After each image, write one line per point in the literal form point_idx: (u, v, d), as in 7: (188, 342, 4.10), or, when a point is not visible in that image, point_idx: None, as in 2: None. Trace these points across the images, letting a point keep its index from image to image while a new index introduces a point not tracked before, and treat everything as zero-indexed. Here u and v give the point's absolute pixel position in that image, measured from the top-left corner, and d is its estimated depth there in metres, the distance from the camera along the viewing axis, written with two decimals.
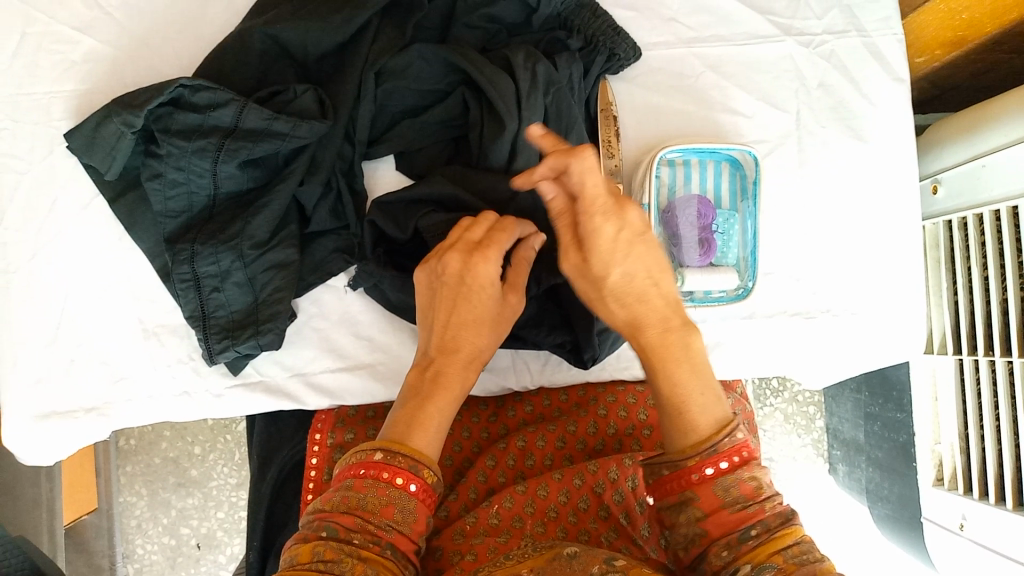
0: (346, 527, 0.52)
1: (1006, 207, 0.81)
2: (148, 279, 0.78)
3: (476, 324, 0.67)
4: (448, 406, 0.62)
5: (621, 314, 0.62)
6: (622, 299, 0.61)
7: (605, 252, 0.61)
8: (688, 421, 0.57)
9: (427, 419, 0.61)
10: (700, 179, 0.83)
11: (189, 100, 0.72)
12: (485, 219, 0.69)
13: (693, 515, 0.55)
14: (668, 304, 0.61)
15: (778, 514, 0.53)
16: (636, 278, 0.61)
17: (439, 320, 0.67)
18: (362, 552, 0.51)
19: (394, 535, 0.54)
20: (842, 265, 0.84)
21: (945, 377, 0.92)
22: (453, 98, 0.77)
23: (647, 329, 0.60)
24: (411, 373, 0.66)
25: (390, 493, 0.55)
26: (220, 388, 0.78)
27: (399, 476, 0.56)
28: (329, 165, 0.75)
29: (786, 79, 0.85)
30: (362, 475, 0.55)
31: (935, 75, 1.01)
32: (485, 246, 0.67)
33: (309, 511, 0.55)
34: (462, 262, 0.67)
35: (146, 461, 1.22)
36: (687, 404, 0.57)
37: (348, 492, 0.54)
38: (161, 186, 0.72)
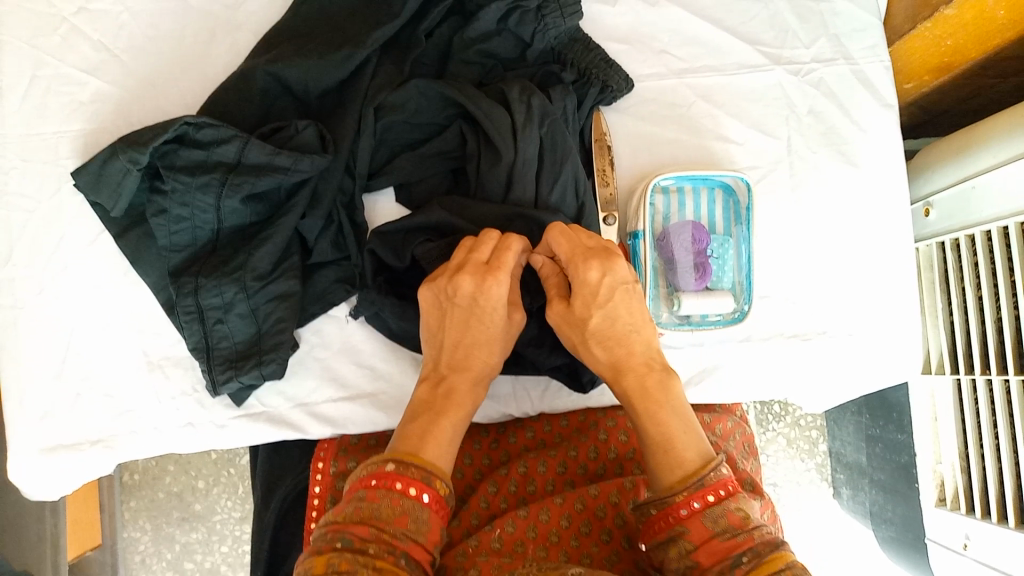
0: (361, 537, 0.53)
1: (996, 228, 0.83)
2: (152, 313, 0.79)
3: (489, 344, 0.68)
4: (460, 424, 0.64)
5: (604, 355, 0.67)
6: (604, 342, 0.68)
7: (588, 295, 0.68)
8: (674, 458, 0.61)
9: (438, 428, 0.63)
10: (693, 204, 0.85)
11: (194, 137, 0.74)
12: (489, 238, 0.69)
13: (685, 547, 0.57)
14: (646, 348, 0.68)
15: (767, 542, 0.55)
16: (618, 321, 0.68)
17: (450, 340, 0.68)
18: (376, 562, 0.52)
19: (408, 544, 0.55)
20: (837, 287, 0.86)
21: (942, 397, 0.93)
22: (450, 131, 0.79)
23: (628, 372, 0.66)
24: (421, 387, 0.67)
25: (404, 503, 0.56)
26: (224, 420, 0.79)
27: (412, 487, 0.57)
28: (330, 199, 0.77)
29: (776, 107, 0.87)
30: (375, 486, 0.56)
31: (924, 99, 1.04)
32: (495, 268, 0.68)
33: (321, 525, 0.55)
34: (475, 287, 0.67)
35: (150, 495, 1.23)
36: (671, 442, 0.62)
37: (362, 504, 0.55)
38: (166, 222, 0.74)
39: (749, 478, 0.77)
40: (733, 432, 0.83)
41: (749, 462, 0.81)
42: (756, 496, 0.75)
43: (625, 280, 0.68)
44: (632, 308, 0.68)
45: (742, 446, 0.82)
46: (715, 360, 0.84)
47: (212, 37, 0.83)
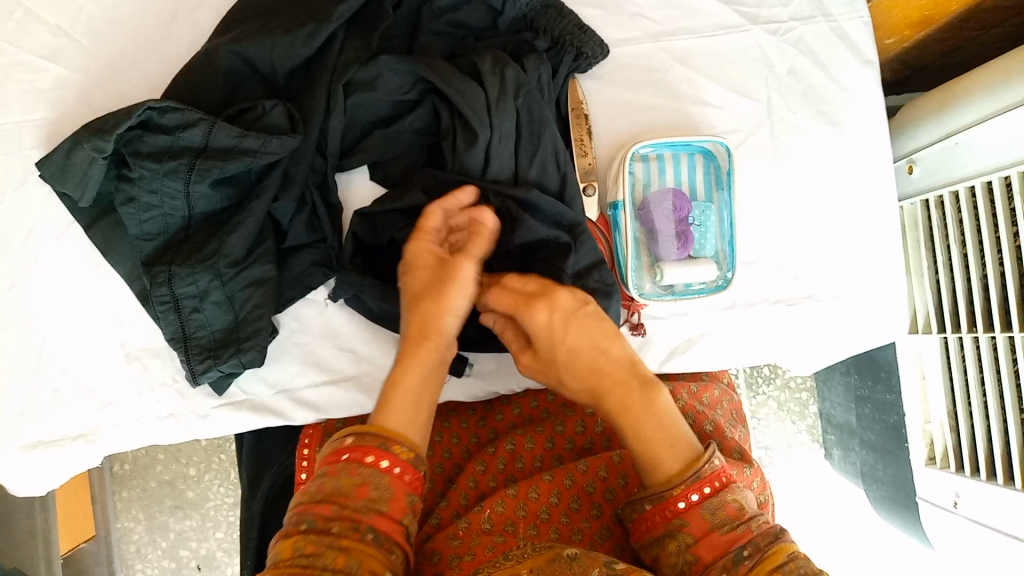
0: (324, 517, 0.53)
1: (980, 183, 0.83)
2: (128, 304, 0.78)
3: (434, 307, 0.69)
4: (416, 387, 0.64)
5: (581, 386, 0.70)
6: (579, 374, 0.70)
7: (545, 338, 0.71)
8: (662, 464, 0.63)
9: (409, 378, 0.65)
10: (673, 171, 0.83)
11: (159, 122, 0.72)
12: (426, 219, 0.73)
13: (685, 542, 0.59)
14: (620, 361, 0.70)
15: (766, 535, 0.57)
16: (581, 349, 0.70)
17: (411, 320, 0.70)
18: (341, 543, 0.52)
19: (372, 516, 0.55)
20: (823, 249, 0.84)
21: (930, 357, 0.93)
22: (423, 107, 0.76)
23: (607, 394, 0.68)
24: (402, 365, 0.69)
25: (362, 472, 0.56)
26: (206, 409, 0.78)
27: (370, 455, 0.57)
28: (302, 180, 0.75)
29: (755, 68, 0.85)
30: (336, 460, 0.57)
31: (906, 54, 1.02)
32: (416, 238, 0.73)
33: (290, 506, 0.56)
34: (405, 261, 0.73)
35: (142, 485, 1.23)
36: (659, 452, 0.63)
37: (324, 480, 0.56)
38: (136, 210, 0.72)
39: (737, 446, 0.78)
40: (722, 398, 0.83)
41: (737, 429, 0.81)
42: (745, 464, 0.76)
43: (581, 307, 0.72)
44: (598, 330, 0.71)
45: (730, 414, 0.82)
46: (701, 329, 0.83)
47: (174, 17, 0.81)
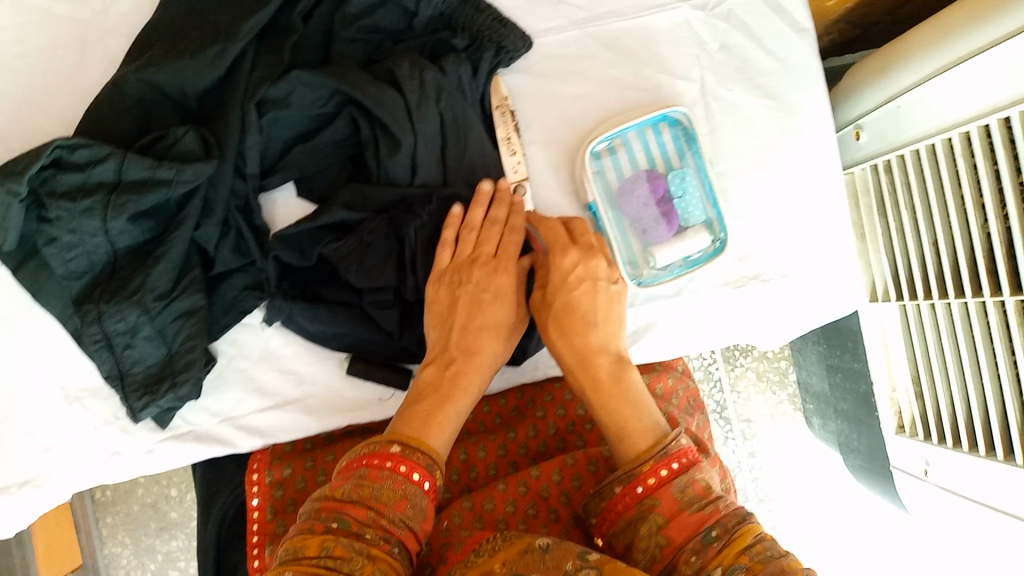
0: (358, 520, 0.55)
1: (924, 147, 0.81)
2: (64, 346, 0.76)
3: (494, 329, 0.70)
4: (465, 406, 0.66)
5: (566, 350, 0.68)
6: (563, 329, 0.68)
7: (559, 278, 0.69)
8: (629, 442, 0.63)
9: (461, 394, 0.67)
10: (641, 147, 0.80)
11: (69, 160, 0.70)
12: (471, 230, 0.72)
13: (656, 522, 0.58)
14: (603, 341, 0.68)
15: (733, 516, 0.57)
16: (578, 311, 0.69)
17: (456, 324, 0.69)
18: (370, 550, 0.54)
19: (404, 531, 0.57)
20: (770, 225, 0.82)
21: (891, 325, 0.91)
22: (341, 119, 0.75)
23: (590, 365, 0.67)
24: (427, 370, 0.68)
25: (405, 487, 0.58)
26: (150, 444, 0.77)
27: (415, 472, 0.59)
28: (224, 205, 0.73)
29: (685, 46, 0.82)
30: (380, 466, 0.58)
31: (850, 13, 0.99)
32: (503, 261, 0.72)
33: (315, 497, 0.57)
34: (486, 276, 0.71)
35: (125, 510, 1.22)
36: (627, 428, 0.64)
37: (363, 482, 0.57)
38: (57, 251, 0.70)
39: (693, 435, 0.77)
40: (675, 387, 0.83)
41: (693, 418, 0.80)
42: (702, 454, 0.75)
43: (598, 276, 0.70)
44: (599, 302, 0.69)
45: (686, 401, 0.82)
46: (650, 317, 0.81)
47: (84, 47, 0.78)
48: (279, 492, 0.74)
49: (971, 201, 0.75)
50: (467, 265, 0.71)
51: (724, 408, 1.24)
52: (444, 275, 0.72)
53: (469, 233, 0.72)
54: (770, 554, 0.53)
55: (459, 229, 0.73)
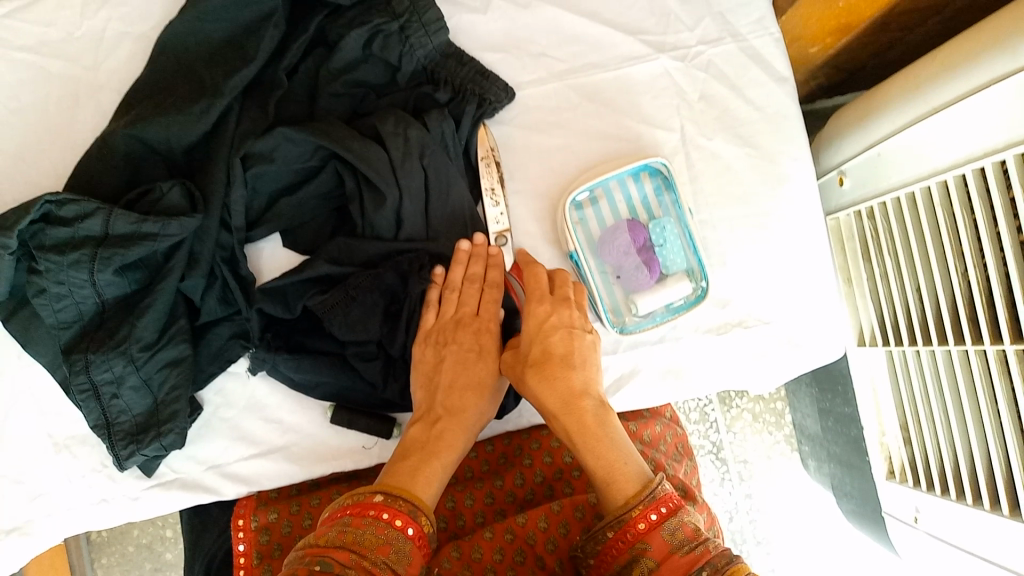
0: (340, 561, 0.54)
1: (904, 195, 0.81)
2: (53, 393, 0.78)
3: (478, 389, 0.72)
4: (452, 463, 0.68)
5: (551, 396, 0.67)
6: (545, 376, 0.67)
7: (535, 326, 0.69)
8: (617, 489, 0.62)
9: (449, 450, 0.68)
10: (622, 196, 0.80)
11: (57, 215, 0.72)
12: (455, 293, 0.75)
13: (647, 566, 0.57)
14: (585, 382, 0.68)
15: (722, 555, 0.56)
16: (555, 356, 0.68)
17: (443, 384, 0.72)
18: None
19: (387, 572, 0.56)
20: (754, 272, 0.83)
21: (879, 370, 0.91)
22: (326, 172, 0.76)
23: (572, 410, 0.66)
24: (413, 429, 0.70)
25: (388, 532, 0.58)
26: (137, 491, 0.78)
27: (398, 518, 0.59)
28: (209, 257, 0.75)
29: (666, 96, 0.84)
30: (363, 514, 0.59)
31: (833, 60, 1.01)
32: (484, 321, 0.75)
33: (298, 547, 0.56)
34: (473, 338, 0.74)
35: (121, 550, 1.23)
36: (614, 472, 0.62)
37: (346, 530, 0.57)
38: (46, 302, 0.72)
39: (681, 482, 0.77)
40: (662, 436, 0.83)
41: (680, 465, 0.81)
42: (690, 501, 0.75)
43: (574, 323, 0.70)
44: (577, 345, 0.69)
45: (674, 449, 0.83)
46: (634, 364, 0.82)
47: (76, 102, 0.81)
48: (265, 536, 0.74)
49: (949, 247, 0.76)
50: (450, 326, 0.74)
51: (720, 449, 1.23)
52: (430, 335, 0.74)
53: (451, 292, 0.75)
54: None
55: (440, 287, 0.75)
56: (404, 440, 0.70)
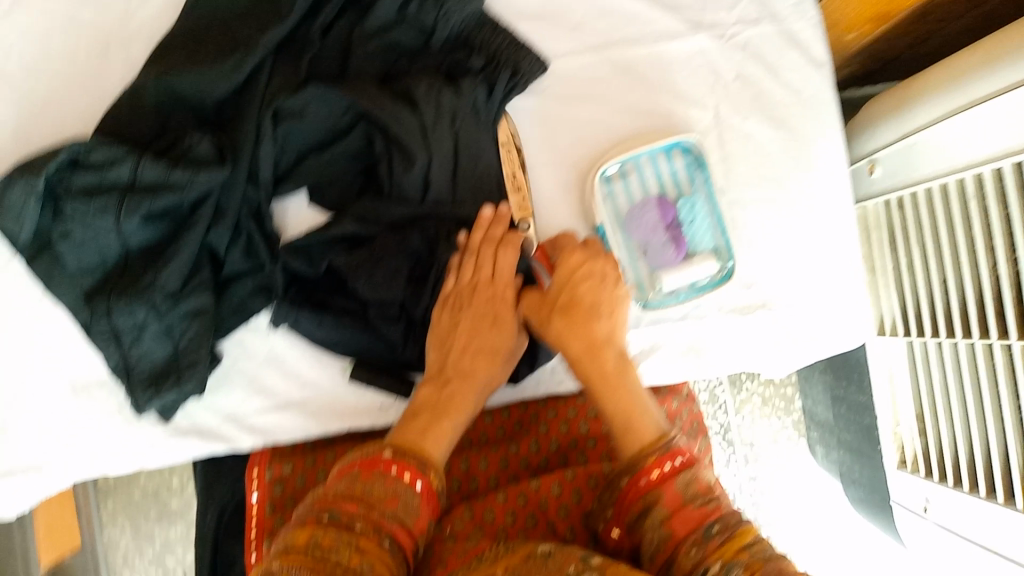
0: (348, 514, 0.57)
1: (937, 185, 0.81)
2: (73, 337, 0.78)
3: (490, 354, 0.74)
4: (460, 424, 0.70)
5: (574, 341, 0.68)
6: (571, 322, 0.69)
7: (565, 274, 0.71)
8: (633, 436, 0.63)
9: (458, 410, 0.71)
10: (653, 171, 0.80)
11: (86, 159, 0.71)
12: (483, 258, 0.74)
13: (659, 516, 0.57)
14: (609, 332, 0.69)
15: (733, 513, 0.56)
16: (582, 304, 0.69)
17: (456, 347, 0.74)
18: (360, 540, 0.56)
19: (395, 526, 0.59)
20: (782, 255, 0.83)
21: (898, 361, 0.93)
22: (354, 135, 0.77)
23: (592, 358, 0.67)
24: (424, 387, 0.72)
25: (396, 486, 0.61)
26: (154, 438, 0.78)
27: (406, 472, 0.62)
28: (236, 210, 0.75)
29: (701, 75, 0.83)
30: (373, 468, 0.62)
31: (869, 48, 0.99)
32: (501, 288, 0.75)
33: (309, 499, 0.60)
34: (489, 300, 0.74)
35: (127, 496, 1.24)
36: (633, 418, 0.64)
37: (356, 482, 0.60)
38: (71, 246, 0.72)
39: None
40: (680, 412, 0.82)
41: (695, 442, 0.80)
42: None
43: (605, 274, 0.70)
44: (604, 294, 0.70)
45: (691, 426, 0.81)
46: (654, 340, 0.82)
47: (107, 48, 0.80)
48: (278, 488, 0.75)
49: (981, 243, 0.75)
50: (467, 294, 0.75)
51: (727, 431, 1.24)
52: (448, 298, 0.75)
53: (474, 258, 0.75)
54: (770, 549, 0.51)
55: (463, 252, 0.76)
56: (414, 401, 0.72)
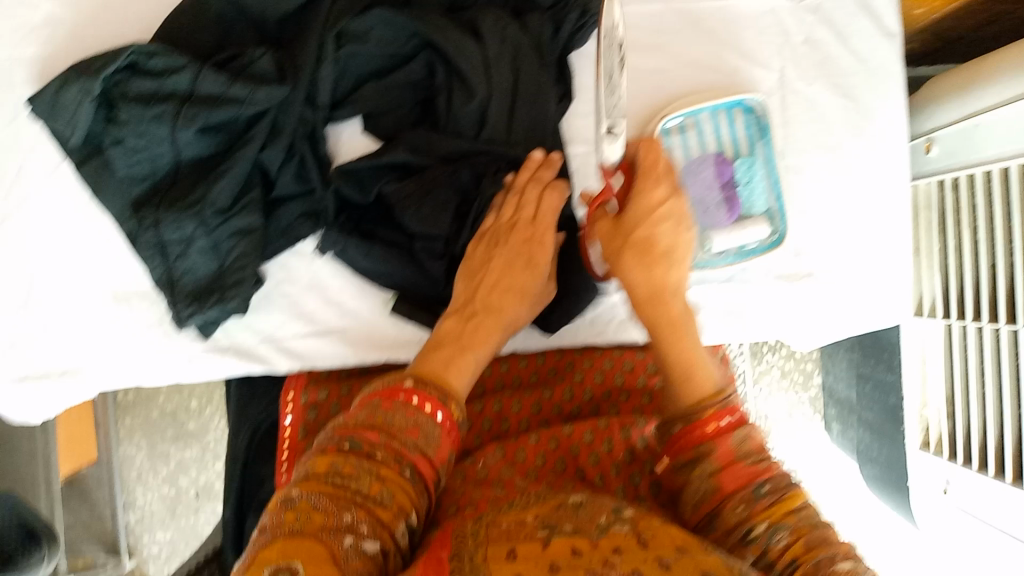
0: (369, 442, 0.55)
1: (998, 168, 0.79)
2: (117, 245, 0.77)
3: (519, 293, 0.71)
4: (483, 359, 0.67)
5: (644, 279, 0.66)
6: (645, 261, 0.66)
7: (643, 210, 0.67)
8: (694, 385, 0.61)
9: (482, 346, 0.67)
10: (712, 130, 0.80)
11: (145, 66, 0.71)
12: (529, 196, 0.73)
13: (709, 468, 0.57)
14: (680, 279, 0.67)
15: (784, 476, 0.56)
16: (658, 247, 0.66)
17: (485, 284, 0.71)
18: (381, 470, 0.54)
19: (416, 456, 0.56)
20: (833, 226, 0.82)
21: (933, 342, 0.91)
22: (417, 62, 0.75)
23: (663, 302, 0.66)
24: (448, 318, 0.69)
25: (418, 416, 0.58)
26: (192, 353, 0.79)
27: (426, 403, 0.59)
28: (291, 130, 0.73)
29: (770, 35, 0.81)
30: (393, 397, 0.58)
31: (937, 26, 0.97)
32: (541, 229, 0.73)
33: (330, 426, 0.57)
34: (524, 241, 0.73)
35: (145, 415, 1.25)
36: (698, 369, 0.63)
37: (376, 410, 0.57)
38: (122, 153, 0.71)
39: None
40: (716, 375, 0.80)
41: None
42: None
43: (683, 215, 0.67)
44: (682, 238, 0.67)
45: None
46: (696, 300, 0.81)
47: None
48: (312, 413, 0.75)
49: None
50: (504, 230, 0.73)
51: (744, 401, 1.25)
52: (485, 234, 0.74)
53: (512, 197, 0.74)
54: (819, 520, 0.53)
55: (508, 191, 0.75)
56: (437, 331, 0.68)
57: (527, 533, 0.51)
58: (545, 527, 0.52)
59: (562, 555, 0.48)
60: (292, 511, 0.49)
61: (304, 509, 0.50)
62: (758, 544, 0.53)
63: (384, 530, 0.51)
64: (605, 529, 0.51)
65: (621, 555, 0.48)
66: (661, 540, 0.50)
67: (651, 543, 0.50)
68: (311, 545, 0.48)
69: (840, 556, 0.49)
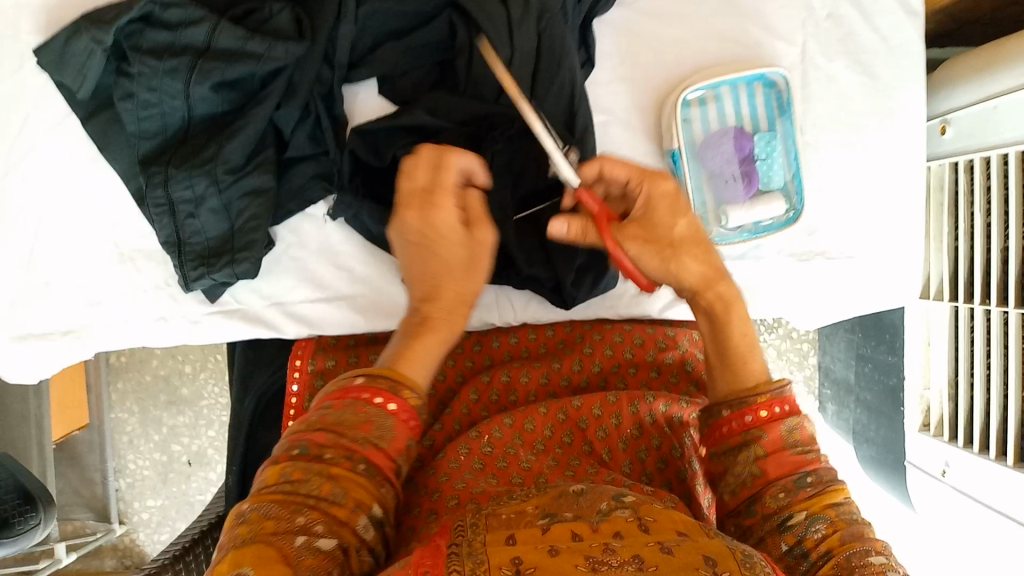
0: (317, 443, 0.51)
1: (1013, 151, 0.78)
2: (124, 203, 0.75)
3: (449, 274, 0.62)
4: (436, 346, 0.60)
5: (697, 265, 0.63)
6: (695, 250, 0.63)
7: (670, 201, 0.63)
8: (745, 370, 0.61)
9: (412, 353, 0.59)
10: (732, 104, 0.79)
11: (160, 17, 0.68)
12: (417, 163, 0.63)
13: (755, 454, 0.56)
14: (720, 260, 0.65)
15: (829, 469, 0.56)
16: (698, 233, 0.64)
17: (416, 277, 0.63)
18: (331, 470, 0.51)
19: (368, 449, 0.53)
20: (848, 205, 0.82)
21: (939, 324, 0.91)
22: (439, 21, 0.73)
23: (719, 282, 0.63)
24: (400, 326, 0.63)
25: (369, 410, 0.54)
26: (197, 315, 0.77)
27: (378, 395, 0.55)
28: (307, 89, 0.72)
29: (793, 8, 0.80)
30: (343, 396, 0.54)
31: (955, 7, 0.96)
32: (434, 197, 0.63)
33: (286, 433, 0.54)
34: (421, 218, 0.62)
35: (138, 378, 1.22)
36: (751, 356, 0.61)
37: (327, 411, 0.54)
38: (133, 106, 0.69)
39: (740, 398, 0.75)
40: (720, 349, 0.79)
41: None
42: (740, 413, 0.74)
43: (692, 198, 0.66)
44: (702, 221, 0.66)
45: None
46: None
47: None
48: (319, 381, 0.74)
49: None
50: (422, 195, 0.63)
51: None
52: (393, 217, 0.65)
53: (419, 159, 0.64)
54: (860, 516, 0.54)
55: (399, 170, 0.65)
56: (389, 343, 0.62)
57: (527, 521, 0.50)
58: (545, 516, 0.50)
59: (561, 538, 0.47)
60: (242, 524, 0.47)
61: (255, 520, 0.48)
62: (794, 533, 0.54)
63: (342, 528, 0.49)
64: (606, 513, 0.50)
65: (621, 540, 0.47)
66: (664, 525, 0.48)
67: (653, 527, 0.48)
68: (260, 549, 0.46)
69: (873, 550, 0.51)
